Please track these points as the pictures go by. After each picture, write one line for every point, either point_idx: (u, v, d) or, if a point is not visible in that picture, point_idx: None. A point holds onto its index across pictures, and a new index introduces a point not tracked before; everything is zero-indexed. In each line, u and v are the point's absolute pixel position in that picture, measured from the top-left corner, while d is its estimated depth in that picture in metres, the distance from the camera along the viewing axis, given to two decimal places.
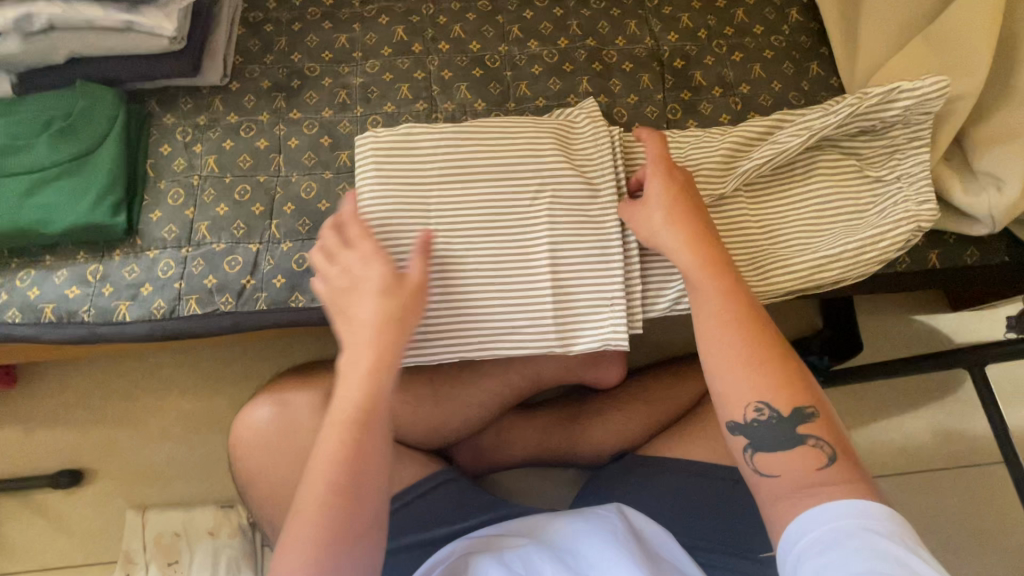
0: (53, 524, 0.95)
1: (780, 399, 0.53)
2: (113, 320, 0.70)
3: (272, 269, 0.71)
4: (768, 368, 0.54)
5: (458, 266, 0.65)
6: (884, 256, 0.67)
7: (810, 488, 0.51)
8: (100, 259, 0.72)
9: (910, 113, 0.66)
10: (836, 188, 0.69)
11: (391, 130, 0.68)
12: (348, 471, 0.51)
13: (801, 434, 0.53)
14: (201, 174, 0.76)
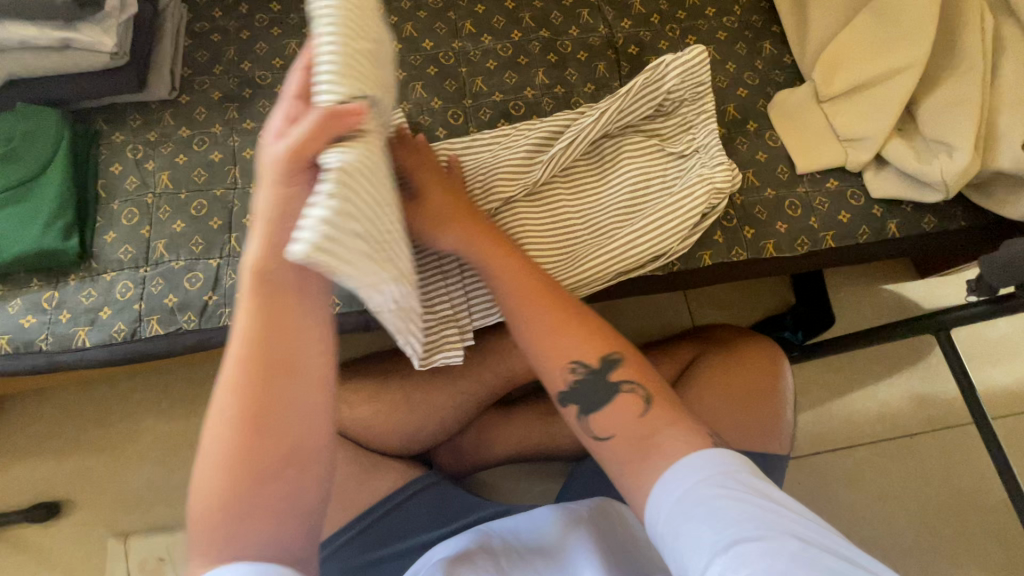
0: (32, 559, 0.93)
1: (586, 352, 0.56)
2: (72, 347, 0.68)
3: (235, 283, 0.70)
4: (564, 335, 0.56)
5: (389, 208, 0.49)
6: (692, 225, 0.69)
7: (640, 446, 0.51)
8: (53, 285, 0.70)
9: (688, 86, 0.70)
10: (645, 168, 0.70)
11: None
12: (258, 417, 0.46)
13: (614, 381, 0.55)
14: (155, 192, 0.74)
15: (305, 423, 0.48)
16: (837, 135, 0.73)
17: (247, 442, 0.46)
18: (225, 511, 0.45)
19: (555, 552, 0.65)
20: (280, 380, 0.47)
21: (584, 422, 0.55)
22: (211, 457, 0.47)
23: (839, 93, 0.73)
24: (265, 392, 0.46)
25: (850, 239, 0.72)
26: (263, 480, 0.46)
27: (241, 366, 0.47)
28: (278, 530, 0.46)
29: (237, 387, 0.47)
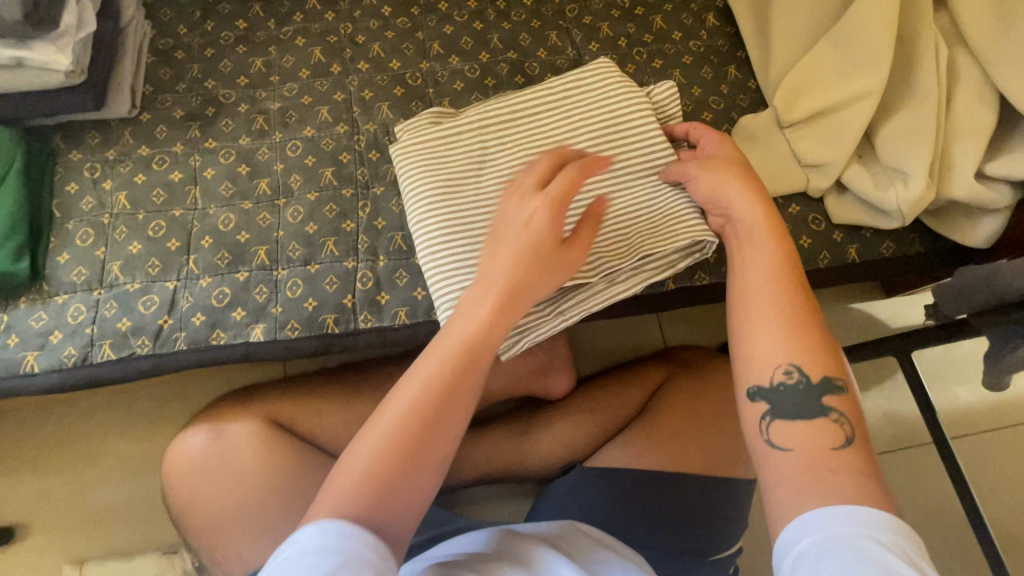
0: None
1: (813, 365, 0.53)
2: (20, 372, 0.66)
3: (191, 306, 0.69)
4: (805, 333, 0.54)
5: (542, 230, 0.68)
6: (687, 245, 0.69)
7: (815, 475, 0.48)
8: (3, 308, 0.68)
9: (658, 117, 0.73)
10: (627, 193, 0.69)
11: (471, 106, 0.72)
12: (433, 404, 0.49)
13: (825, 407, 0.52)
14: (112, 212, 0.73)
15: (451, 431, 0.50)
16: (799, 160, 0.74)
17: (420, 413, 0.49)
18: (370, 482, 0.46)
19: (525, 554, 0.63)
20: (458, 384, 0.51)
21: (765, 424, 0.53)
22: (369, 434, 0.49)
23: (801, 119, 0.74)
24: (472, 373, 0.52)
25: (811, 263, 0.73)
26: (420, 453, 0.48)
27: (442, 352, 0.52)
28: (406, 505, 0.47)
29: (436, 364, 0.51)
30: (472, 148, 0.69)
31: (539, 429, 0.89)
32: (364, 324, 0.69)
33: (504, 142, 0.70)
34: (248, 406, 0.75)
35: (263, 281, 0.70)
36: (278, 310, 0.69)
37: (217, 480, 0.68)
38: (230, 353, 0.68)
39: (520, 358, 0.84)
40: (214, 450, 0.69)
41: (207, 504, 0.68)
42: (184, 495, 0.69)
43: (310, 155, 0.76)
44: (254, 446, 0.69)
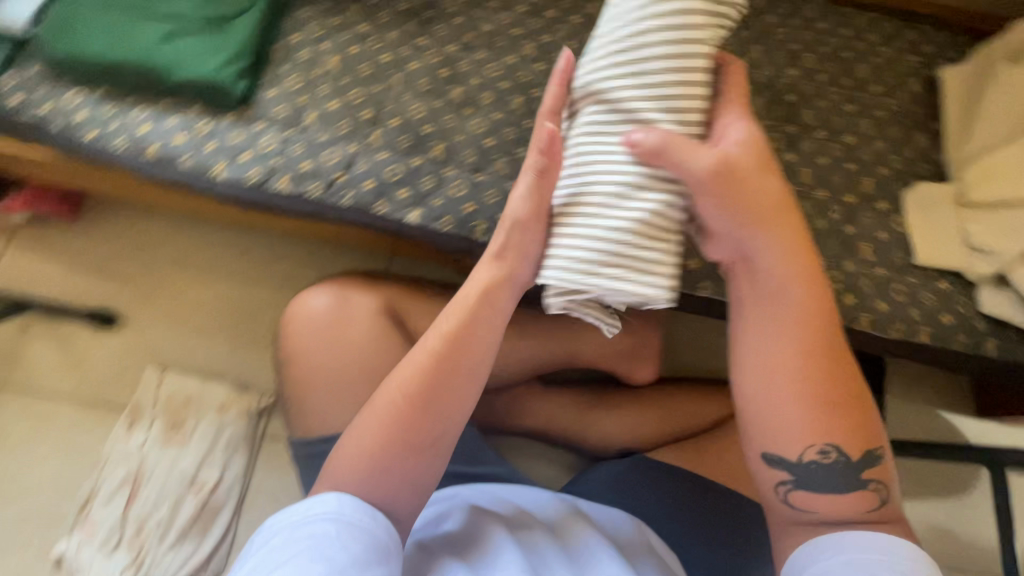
0: (76, 356, 0.99)
1: (850, 442, 0.53)
2: (207, 175, 0.73)
3: (366, 172, 0.74)
4: (839, 412, 0.53)
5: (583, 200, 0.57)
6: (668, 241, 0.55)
7: (830, 528, 0.54)
8: (209, 116, 0.75)
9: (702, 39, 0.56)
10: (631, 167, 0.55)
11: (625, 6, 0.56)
12: (422, 387, 0.55)
13: (864, 479, 0.54)
14: (322, 68, 0.79)
15: (444, 416, 0.55)
16: (968, 242, 0.73)
17: (393, 423, 0.54)
18: (359, 475, 0.53)
19: (564, 532, 0.68)
20: (448, 374, 0.56)
21: (790, 495, 0.55)
22: (348, 441, 0.55)
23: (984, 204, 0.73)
24: (449, 367, 0.56)
25: (947, 342, 0.72)
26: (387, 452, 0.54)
27: (427, 344, 0.57)
28: (398, 499, 0.54)
29: (422, 354, 0.57)
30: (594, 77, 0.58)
31: (611, 406, 0.91)
32: None
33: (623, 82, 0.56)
34: (373, 283, 0.80)
35: (432, 173, 0.74)
36: (438, 203, 0.73)
37: (329, 340, 0.72)
38: (384, 224, 0.73)
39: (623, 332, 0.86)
40: (335, 311, 0.73)
41: (316, 356, 0.71)
42: (294, 345, 0.73)
43: (505, 80, 0.81)
44: (370, 319, 0.73)
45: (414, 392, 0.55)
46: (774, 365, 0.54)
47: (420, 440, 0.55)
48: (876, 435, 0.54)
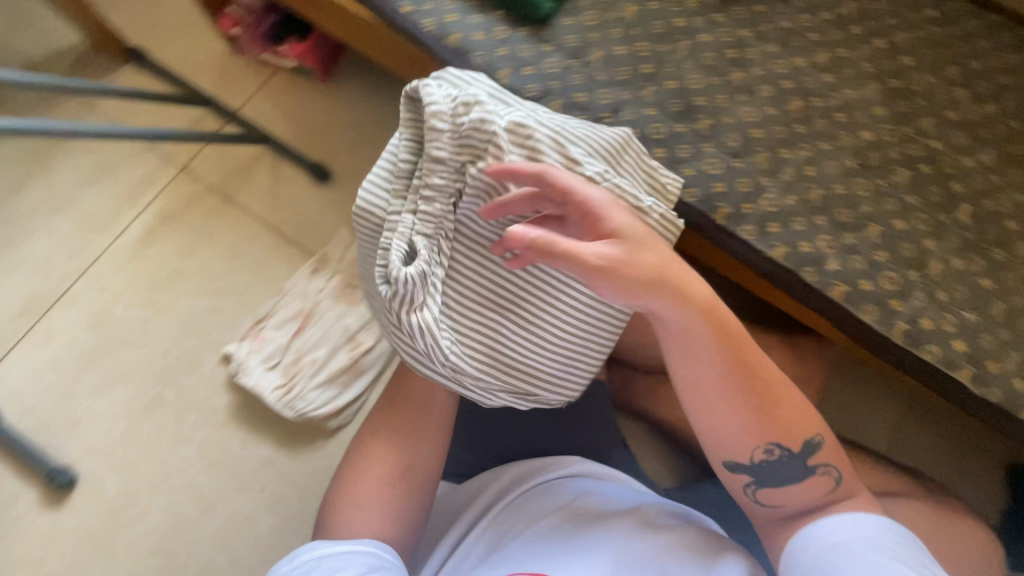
0: (287, 195, 1.10)
1: (790, 439, 0.55)
2: (491, 77, 0.77)
3: (630, 121, 0.75)
4: (770, 412, 0.55)
5: (511, 319, 0.59)
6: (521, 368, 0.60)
7: (810, 517, 0.56)
8: (509, 25, 0.79)
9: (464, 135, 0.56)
10: (466, 341, 0.58)
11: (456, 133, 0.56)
12: (384, 460, 0.65)
13: (812, 465, 0.56)
14: (618, 13, 0.81)
15: (418, 459, 0.66)
16: None
17: (373, 480, 0.64)
18: (372, 508, 0.62)
19: None
20: (398, 449, 0.65)
21: (753, 491, 0.58)
22: (320, 521, 0.64)
23: None
24: (397, 426, 0.66)
25: None
26: (361, 480, 0.64)
27: (367, 437, 0.67)
28: (417, 495, 0.65)
29: (365, 449, 0.67)
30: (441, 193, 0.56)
31: None
32: (744, 234, 0.71)
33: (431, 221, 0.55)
34: None
35: (691, 143, 0.75)
36: (688, 173, 0.73)
37: None
38: None
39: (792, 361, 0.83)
40: None
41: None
42: None
43: (789, 80, 0.79)
44: None
45: (377, 467, 0.65)
46: (683, 333, 0.52)
47: (404, 468, 0.65)
48: (808, 425, 0.56)
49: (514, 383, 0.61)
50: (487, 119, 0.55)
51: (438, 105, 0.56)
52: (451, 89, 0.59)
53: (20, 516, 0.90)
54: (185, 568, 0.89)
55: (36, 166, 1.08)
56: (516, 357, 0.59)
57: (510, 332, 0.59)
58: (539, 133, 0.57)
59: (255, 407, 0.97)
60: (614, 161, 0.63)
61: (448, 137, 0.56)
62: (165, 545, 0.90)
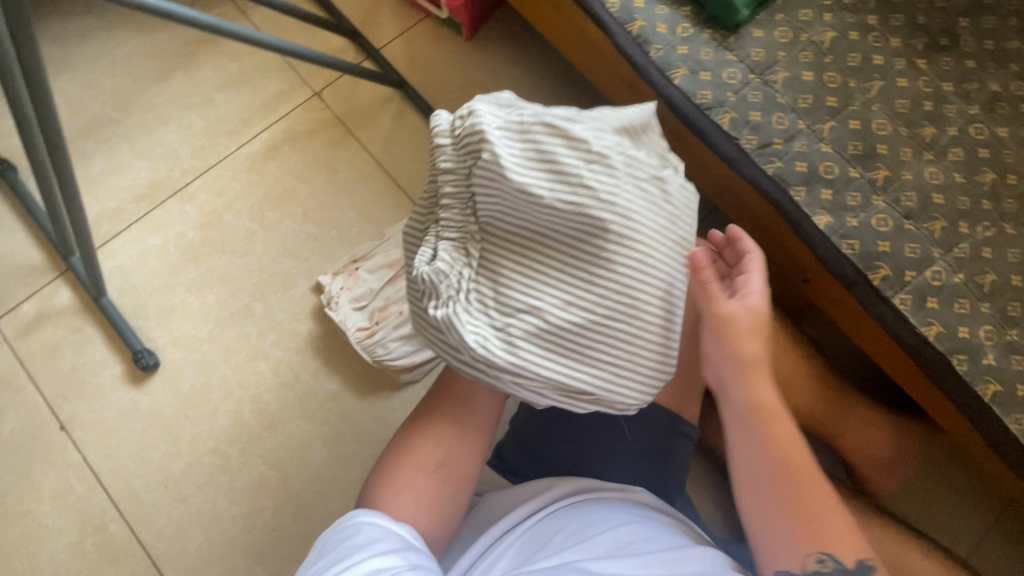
0: (407, 143, 1.09)
1: (845, 549, 0.52)
2: (664, 74, 0.73)
3: (801, 153, 0.70)
4: (823, 519, 0.53)
5: (548, 317, 0.54)
6: (575, 359, 0.55)
7: None
8: (694, 24, 0.75)
9: (463, 141, 0.56)
10: (498, 325, 0.54)
11: (460, 139, 0.56)
12: (431, 445, 0.64)
13: None
14: (812, 37, 0.75)
15: (466, 454, 0.65)
16: None
17: (418, 466, 0.62)
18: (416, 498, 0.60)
19: None
20: (453, 434, 0.65)
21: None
22: (365, 494, 0.62)
23: None
24: (455, 413, 0.66)
25: None
26: (406, 472, 0.62)
27: (414, 420, 0.66)
28: (458, 494, 0.63)
29: (415, 427, 0.66)
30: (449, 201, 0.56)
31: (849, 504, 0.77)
32: (898, 301, 0.66)
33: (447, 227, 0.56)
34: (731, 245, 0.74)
35: (862, 192, 0.69)
36: (852, 222, 0.68)
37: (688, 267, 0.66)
38: (788, 209, 0.69)
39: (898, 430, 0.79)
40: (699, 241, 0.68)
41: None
42: None
43: (986, 149, 0.71)
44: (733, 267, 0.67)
45: (427, 451, 0.63)
46: (752, 415, 0.58)
47: (451, 460, 0.64)
48: (858, 549, 0.52)
49: (568, 375, 0.55)
50: (477, 122, 0.54)
51: (443, 127, 0.58)
52: (496, 104, 0.59)
53: (104, 384, 0.95)
54: (239, 475, 0.92)
55: (185, 60, 1.11)
56: (565, 358, 0.55)
57: (552, 318, 0.55)
58: (544, 124, 0.55)
59: (333, 342, 0.98)
60: (628, 139, 0.58)
61: (451, 149, 0.57)
62: (225, 448, 0.93)
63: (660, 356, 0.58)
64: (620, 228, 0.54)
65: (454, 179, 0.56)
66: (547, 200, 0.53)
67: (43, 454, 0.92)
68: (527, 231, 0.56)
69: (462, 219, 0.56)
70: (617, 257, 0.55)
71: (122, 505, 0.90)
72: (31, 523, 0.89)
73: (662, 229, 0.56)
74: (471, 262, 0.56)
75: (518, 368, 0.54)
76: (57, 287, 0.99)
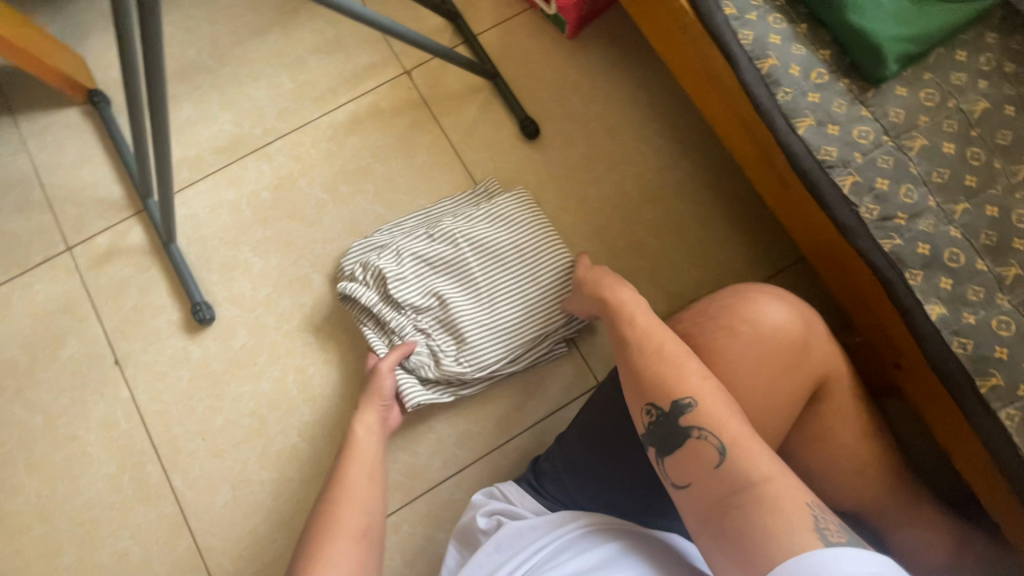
0: (489, 136, 1.06)
1: (663, 397, 0.59)
2: (789, 120, 0.67)
3: (926, 234, 0.64)
4: (654, 365, 0.61)
5: (485, 328, 0.90)
6: (523, 331, 0.90)
7: (722, 509, 0.53)
8: (832, 72, 0.69)
9: (376, 279, 0.91)
10: (458, 344, 0.89)
11: (372, 276, 0.91)
12: (323, 528, 0.62)
13: (687, 426, 0.57)
14: (962, 105, 0.68)
15: (358, 542, 0.62)
16: None
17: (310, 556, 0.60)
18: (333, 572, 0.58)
19: None
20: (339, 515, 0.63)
21: (662, 464, 0.59)
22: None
23: None
24: (327, 505, 0.65)
25: None
26: (337, 545, 0.60)
27: (315, 512, 0.65)
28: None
29: (315, 514, 0.65)
30: (399, 305, 0.90)
31: None
32: (1006, 418, 0.60)
33: (405, 313, 0.90)
34: None
35: (987, 288, 0.62)
36: (970, 319, 0.62)
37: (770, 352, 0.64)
38: (898, 291, 0.64)
39: (971, 549, 0.72)
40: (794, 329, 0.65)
41: (748, 363, 0.63)
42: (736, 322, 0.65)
43: None
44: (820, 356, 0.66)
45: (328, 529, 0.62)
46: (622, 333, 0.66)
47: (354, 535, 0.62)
48: (687, 390, 0.59)
49: (518, 334, 0.90)
50: (347, 291, 0.91)
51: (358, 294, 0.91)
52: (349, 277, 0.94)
53: (161, 328, 0.97)
54: (272, 442, 0.93)
55: (284, 18, 1.10)
56: (513, 336, 0.90)
57: (488, 320, 0.90)
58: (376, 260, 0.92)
59: None
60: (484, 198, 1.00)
61: (372, 289, 0.91)
62: (262, 413, 0.94)
63: (549, 299, 0.91)
64: (419, 312, 0.90)
65: (383, 291, 0.91)
66: (400, 311, 0.90)
67: (96, 385, 0.95)
68: (439, 297, 0.90)
69: (400, 311, 0.90)
70: (433, 328, 0.90)
71: (160, 447, 0.93)
72: (76, 449, 0.93)
73: (534, 239, 0.93)
74: (428, 320, 0.90)
75: (488, 353, 0.89)
76: (131, 226, 1.01)
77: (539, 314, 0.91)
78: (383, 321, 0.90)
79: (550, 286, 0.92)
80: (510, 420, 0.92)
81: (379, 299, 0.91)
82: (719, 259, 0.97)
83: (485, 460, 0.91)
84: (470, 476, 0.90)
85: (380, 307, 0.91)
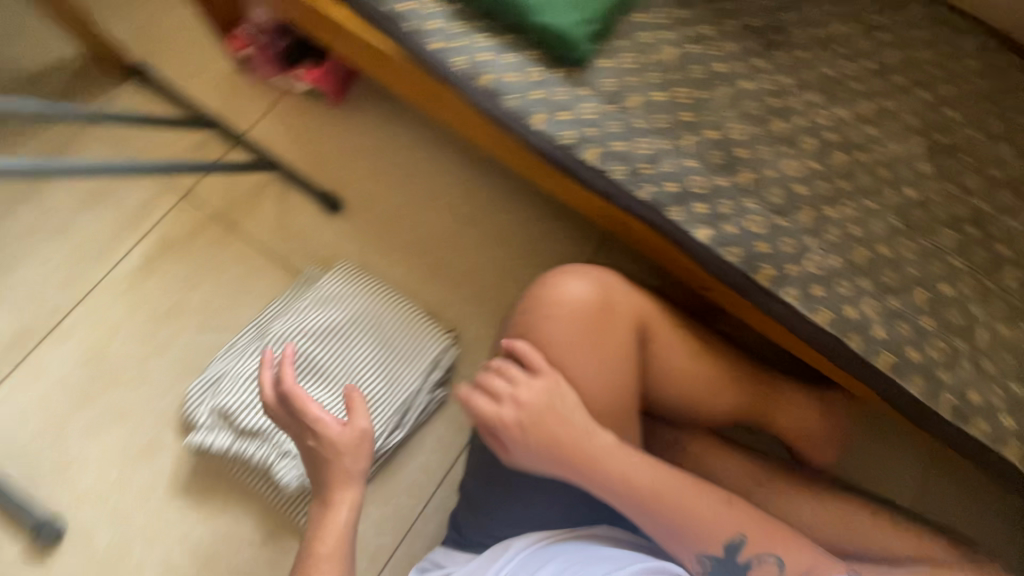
0: (295, 224, 1.04)
1: (711, 543, 0.63)
2: (524, 120, 0.73)
3: (670, 173, 0.72)
4: (660, 497, 0.63)
5: (350, 411, 0.88)
6: (389, 396, 0.89)
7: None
8: (544, 66, 0.76)
9: (224, 414, 0.87)
10: None
11: (219, 413, 0.87)
12: None
13: (745, 560, 0.63)
14: (656, 57, 0.78)
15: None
16: None
17: None
18: None
19: None
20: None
21: None
22: None
23: None
24: None
25: None
26: None
27: None
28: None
29: None
30: (256, 430, 0.86)
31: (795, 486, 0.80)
32: (789, 297, 0.69)
33: (264, 435, 0.85)
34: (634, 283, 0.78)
35: (732, 198, 0.71)
36: (731, 229, 0.70)
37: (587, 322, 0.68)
38: (669, 229, 0.71)
39: (827, 413, 0.82)
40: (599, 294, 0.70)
41: (583, 337, 0.67)
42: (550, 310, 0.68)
43: (830, 132, 0.76)
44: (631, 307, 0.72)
45: None
46: (551, 433, 0.62)
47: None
48: (730, 528, 0.63)
49: (386, 401, 0.89)
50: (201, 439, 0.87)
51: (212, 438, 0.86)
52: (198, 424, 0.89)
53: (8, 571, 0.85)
54: None
55: (30, 190, 1.02)
56: (381, 405, 0.89)
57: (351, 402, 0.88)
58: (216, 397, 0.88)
59: None
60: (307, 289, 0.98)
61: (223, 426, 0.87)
62: None
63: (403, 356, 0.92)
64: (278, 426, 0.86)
65: (235, 423, 0.86)
66: (258, 435, 0.85)
67: None
68: None
69: (261, 435, 0.85)
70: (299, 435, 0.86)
71: None
72: None
73: (366, 307, 0.94)
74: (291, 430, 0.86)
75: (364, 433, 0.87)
76: None
77: (399, 373, 0.91)
78: (246, 452, 0.85)
79: (399, 342, 0.92)
80: (420, 483, 0.90)
81: (235, 432, 0.87)
82: (548, 250, 1.03)
83: (411, 533, 0.88)
84: (403, 556, 0.87)
85: (238, 439, 0.86)
